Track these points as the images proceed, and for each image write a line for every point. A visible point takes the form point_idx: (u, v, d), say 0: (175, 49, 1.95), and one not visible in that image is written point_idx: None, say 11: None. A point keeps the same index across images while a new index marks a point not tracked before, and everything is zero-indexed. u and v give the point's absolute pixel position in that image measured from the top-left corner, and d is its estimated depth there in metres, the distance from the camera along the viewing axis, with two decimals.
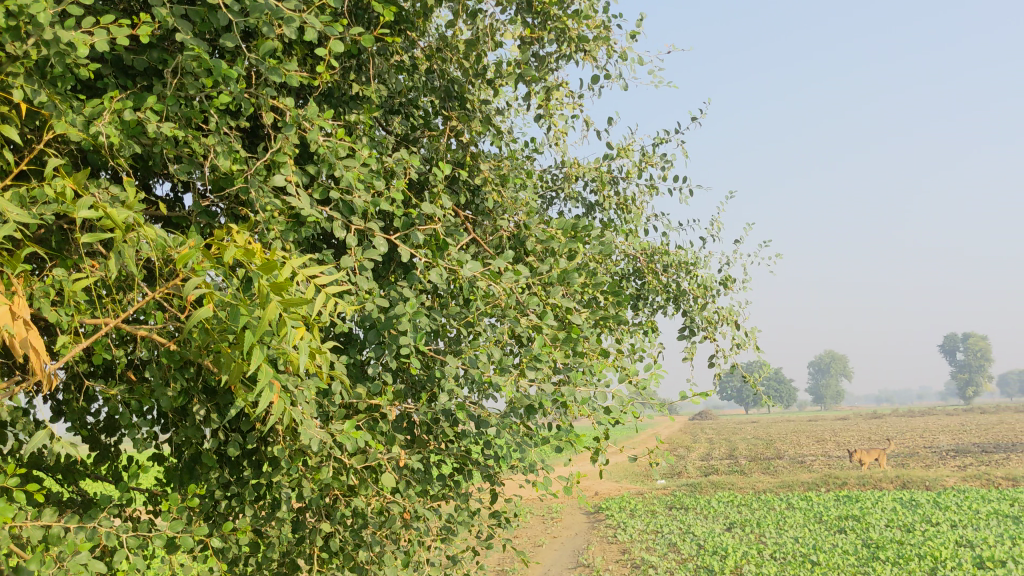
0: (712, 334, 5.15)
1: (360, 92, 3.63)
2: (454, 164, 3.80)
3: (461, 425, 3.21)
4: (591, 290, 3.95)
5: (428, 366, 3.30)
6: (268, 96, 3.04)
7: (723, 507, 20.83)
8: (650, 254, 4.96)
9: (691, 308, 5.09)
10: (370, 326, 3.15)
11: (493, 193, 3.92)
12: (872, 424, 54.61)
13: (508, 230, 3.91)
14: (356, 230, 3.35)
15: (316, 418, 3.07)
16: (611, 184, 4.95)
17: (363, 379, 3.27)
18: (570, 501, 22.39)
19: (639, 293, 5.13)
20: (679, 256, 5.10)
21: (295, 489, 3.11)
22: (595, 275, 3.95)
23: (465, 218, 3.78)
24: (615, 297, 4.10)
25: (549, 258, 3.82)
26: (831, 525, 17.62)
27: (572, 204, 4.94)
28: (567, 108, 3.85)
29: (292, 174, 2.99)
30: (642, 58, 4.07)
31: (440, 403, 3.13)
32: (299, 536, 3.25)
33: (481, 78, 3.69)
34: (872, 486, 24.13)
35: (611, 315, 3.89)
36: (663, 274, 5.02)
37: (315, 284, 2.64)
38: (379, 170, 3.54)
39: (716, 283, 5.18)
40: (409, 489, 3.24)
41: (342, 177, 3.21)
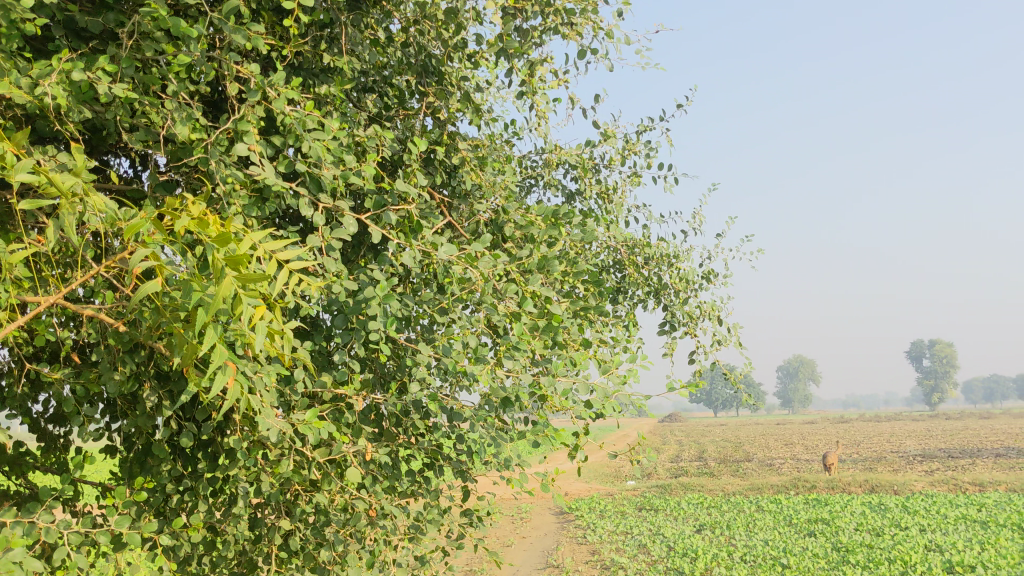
0: (695, 330, 4.97)
1: (332, 64, 3.42)
2: (430, 143, 3.60)
3: (432, 417, 3.02)
4: (572, 279, 3.76)
5: (398, 354, 3.10)
6: (232, 60, 2.83)
7: (693, 509, 20.75)
8: (631, 245, 4.78)
9: (673, 302, 4.92)
10: (337, 310, 2.95)
11: (471, 175, 3.72)
12: (840, 428, 54.91)
13: (485, 214, 3.71)
14: (324, 209, 3.15)
15: (277, 408, 2.87)
16: (592, 172, 4.77)
17: (329, 367, 3.06)
18: (540, 501, 22.23)
19: (620, 286, 4.95)
20: (662, 249, 4.92)
21: (253, 483, 2.90)
22: (576, 264, 3.76)
23: (441, 201, 3.58)
24: (596, 288, 3.91)
25: (528, 244, 3.63)
26: (801, 528, 17.57)
27: (551, 193, 4.75)
28: (550, 86, 3.66)
29: (255, 144, 2.79)
30: (629, 37, 3.90)
31: (411, 393, 2.93)
32: (257, 535, 3.03)
33: (459, 51, 3.50)
34: (841, 490, 24.14)
35: (594, 306, 3.70)
36: (645, 267, 4.84)
37: (277, 260, 2.45)
38: (350, 146, 3.34)
39: (699, 277, 5.01)
40: (376, 486, 3.03)
41: (310, 150, 3.00)
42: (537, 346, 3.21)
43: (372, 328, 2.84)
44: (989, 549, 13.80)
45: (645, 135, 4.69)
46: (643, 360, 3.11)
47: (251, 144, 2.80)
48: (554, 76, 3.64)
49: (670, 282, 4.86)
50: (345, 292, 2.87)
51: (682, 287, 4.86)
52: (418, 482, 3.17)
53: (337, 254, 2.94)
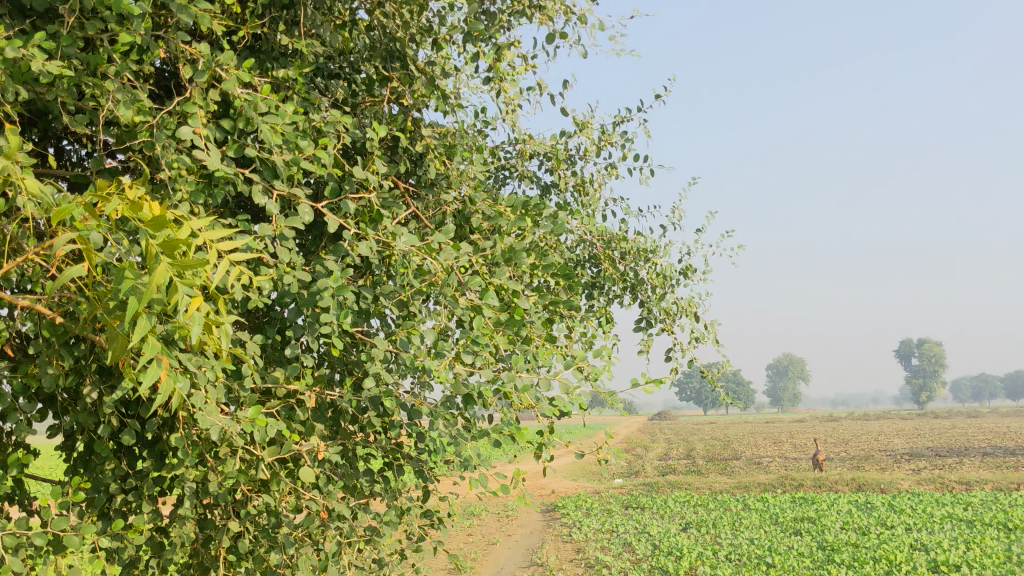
0: (671, 327, 4.86)
1: (291, 47, 3.29)
2: (394, 131, 3.47)
3: (389, 415, 2.89)
4: (541, 272, 3.65)
5: (354, 350, 2.98)
6: (179, 39, 2.69)
7: (679, 507, 20.67)
8: (607, 239, 4.66)
9: (649, 298, 4.80)
10: (289, 302, 2.82)
11: (437, 165, 3.60)
12: (828, 427, 54.96)
13: (452, 205, 3.59)
14: (279, 197, 3.02)
15: (225, 404, 2.74)
16: (567, 164, 4.64)
17: (282, 362, 2.93)
18: (526, 498, 22.12)
19: (595, 281, 4.83)
20: (638, 243, 4.81)
21: (200, 483, 2.77)
22: (545, 257, 3.64)
23: (405, 191, 3.47)
24: (567, 282, 3.80)
25: (495, 236, 3.51)
26: (786, 527, 17.50)
27: (525, 185, 4.63)
28: (519, 72, 3.53)
29: (202, 127, 2.65)
30: (603, 24, 3.77)
31: (367, 390, 2.81)
32: (206, 536, 2.91)
33: (424, 35, 3.37)
34: (828, 488, 24.10)
35: (563, 301, 3.58)
36: (620, 262, 4.73)
37: (220, 248, 2.32)
38: (308, 132, 3.20)
39: (676, 272, 4.90)
40: (330, 486, 2.91)
41: (263, 134, 2.87)
42: (501, 341, 3.09)
43: (326, 321, 2.72)
44: (974, 549, 13.74)
45: (622, 126, 4.57)
46: (609, 357, 2.99)
47: (198, 127, 2.66)
48: (524, 62, 3.51)
49: (646, 277, 4.74)
50: (297, 283, 2.74)
51: (659, 282, 4.74)
52: (375, 482, 3.05)
53: (290, 243, 2.81)
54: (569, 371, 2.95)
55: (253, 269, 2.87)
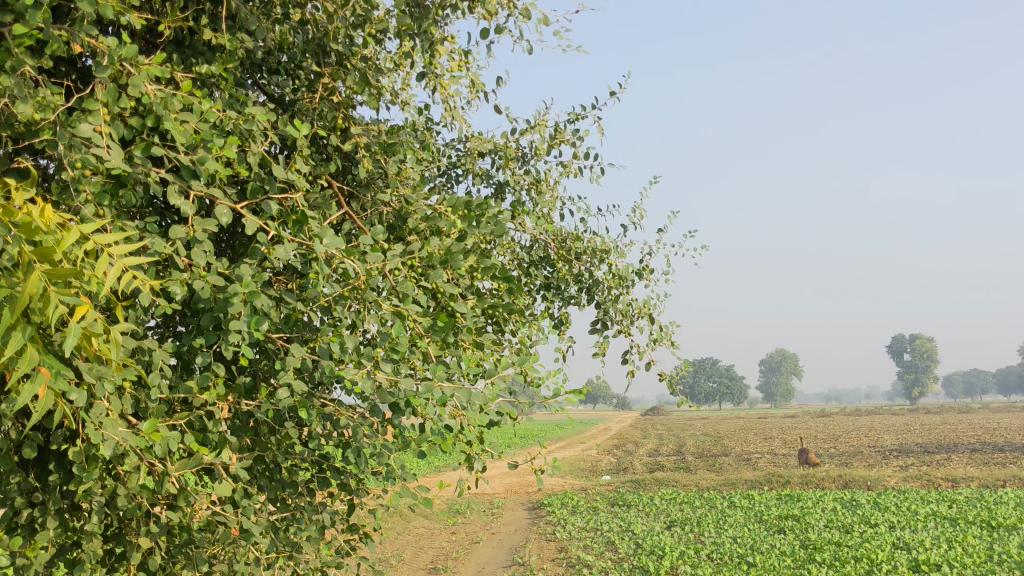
0: (627, 328, 4.75)
1: (214, 40, 3.17)
2: (326, 129, 3.34)
3: (307, 427, 2.77)
4: (480, 275, 3.52)
5: (274, 357, 2.86)
6: (81, 33, 2.57)
7: (665, 504, 20.59)
8: (560, 239, 4.54)
9: (604, 299, 4.68)
10: (200, 308, 2.70)
11: (372, 163, 3.47)
12: (819, 423, 54.97)
13: (387, 205, 3.47)
14: (196, 198, 2.89)
15: (132, 416, 2.62)
16: (520, 162, 4.51)
17: (198, 370, 2.81)
18: (511, 496, 22.01)
19: (549, 281, 4.71)
20: (594, 243, 4.68)
21: (106, 498, 2.65)
22: (484, 259, 3.52)
23: (338, 190, 3.35)
24: (509, 284, 3.67)
25: (430, 238, 3.38)
26: (770, 525, 17.42)
27: (477, 183, 4.50)
28: (456, 68, 3.40)
29: (103, 125, 2.52)
30: (547, 17, 3.64)
31: (281, 401, 2.69)
32: (117, 552, 2.79)
33: (354, 29, 3.24)
34: (814, 485, 24.04)
35: (502, 304, 3.46)
36: (575, 262, 4.61)
37: (110, 254, 2.20)
38: (231, 129, 3.08)
39: (633, 273, 4.77)
40: (247, 500, 2.80)
41: (175, 133, 2.74)
42: (431, 348, 2.97)
43: (237, 328, 2.60)
44: (956, 548, 13.67)
45: (575, 122, 4.44)
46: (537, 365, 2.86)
47: (100, 124, 2.54)
48: (461, 56, 3.38)
49: (602, 278, 4.62)
50: (207, 287, 2.62)
51: (615, 283, 4.62)
52: (298, 495, 2.94)
53: (202, 245, 2.69)
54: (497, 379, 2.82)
55: (164, 273, 2.75)
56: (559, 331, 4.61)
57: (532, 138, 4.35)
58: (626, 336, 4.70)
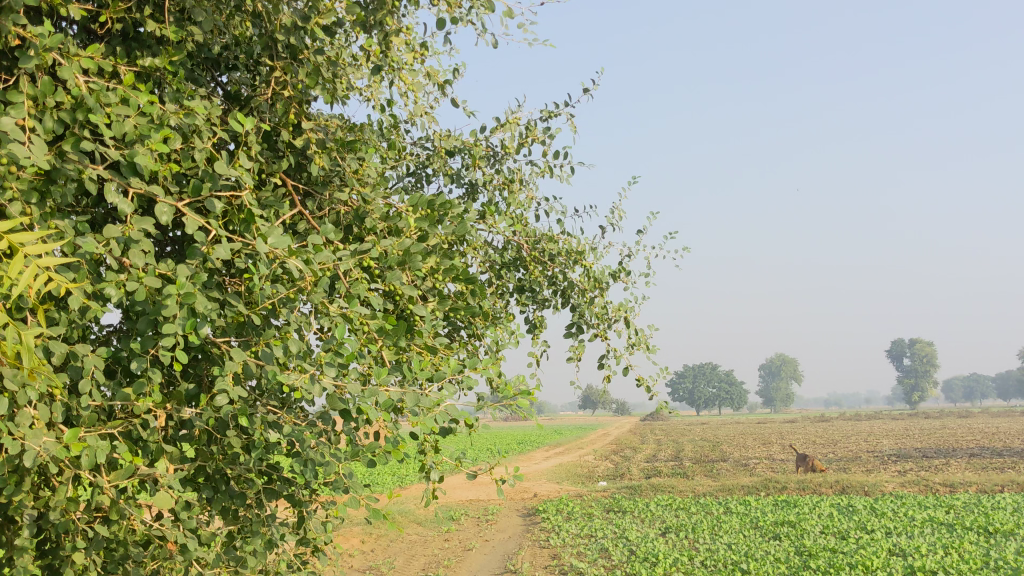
0: (604, 332, 4.60)
1: (158, 32, 3.06)
2: (279, 125, 3.22)
3: (251, 435, 2.65)
4: (441, 276, 3.39)
5: (216, 363, 2.73)
6: (5, 22, 2.46)
7: (661, 511, 20.45)
8: (533, 240, 4.42)
9: (580, 302, 4.54)
10: (138, 312, 2.57)
11: (328, 161, 3.35)
12: (817, 428, 54.79)
13: (344, 204, 3.34)
14: (137, 196, 2.77)
15: (62, 424, 2.49)
16: (490, 161, 4.39)
17: (136, 377, 2.68)
18: (506, 503, 21.85)
19: (523, 284, 4.58)
20: (568, 245, 4.56)
21: (35, 511, 2.52)
22: (446, 259, 3.38)
23: (292, 190, 3.23)
24: (474, 287, 3.54)
25: (388, 238, 3.26)
26: (765, 532, 17.25)
27: (446, 183, 4.38)
28: (415, 62, 3.28)
29: (28, 118, 2.41)
30: (511, 10, 3.52)
31: (221, 408, 2.56)
32: (50, 567, 2.66)
33: (306, 22, 3.12)
34: (812, 491, 23.87)
35: (464, 307, 3.33)
36: (548, 264, 4.48)
37: (27, 253, 2.08)
38: (176, 126, 2.96)
39: (610, 275, 4.65)
40: (185, 514, 2.66)
41: (112, 128, 2.63)
42: (383, 352, 2.84)
43: (171, 331, 2.47)
44: (953, 555, 13.51)
45: (546, 120, 4.33)
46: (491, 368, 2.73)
47: (24, 117, 2.43)
48: (418, 49, 3.27)
49: (576, 280, 4.49)
50: (140, 289, 2.50)
51: (590, 285, 4.49)
52: (244, 506, 2.81)
53: (136, 244, 2.57)
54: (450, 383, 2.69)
55: (99, 274, 2.63)
56: (533, 335, 4.48)
57: (501, 136, 4.24)
58: (603, 340, 4.58)
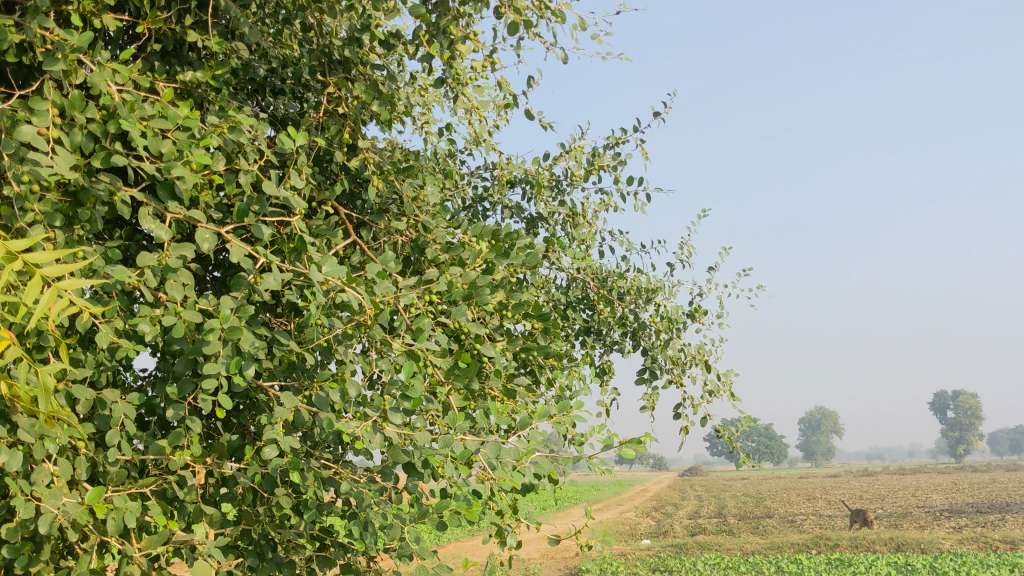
0: (679, 378, 4.20)
1: (200, 44, 2.78)
2: (331, 147, 2.91)
3: (303, 493, 2.28)
4: (510, 314, 3.03)
5: (262, 410, 2.37)
6: (29, 21, 2.18)
7: (710, 570, 19.72)
8: (601, 276, 4.06)
9: (652, 345, 4.15)
10: (176, 351, 2.24)
11: (384, 185, 3.03)
12: (864, 483, 53.38)
13: (402, 234, 3.01)
14: (175, 222, 2.46)
15: (86, 481, 2.14)
16: (553, 192, 4.06)
17: (172, 427, 2.34)
18: (548, 563, 21.18)
19: (589, 325, 4.21)
20: (638, 282, 4.20)
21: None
22: (515, 293, 3.02)
23: (345, 217, 2.91)
24: (545, 325, 3.17)
25: (452, 270, 2.91)
26: None
27: (507, 216, 4.05)
28: (481, 75, 2.97)
29: (52, 126, 2.11)
30: (584, 21, 3.21)
31: (269, 462, 2.20)
32: None
33: (363, 31, 2.83)
34: (865, 549, 22.98)
35: (537, 347, 2.97)
36: (617, 302, 4.11)
37: (47, 276, 1.74)
38: (219, 145, 2.66)
39: (684, 315, 4.27)
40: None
41: (147, 143, 2.33)
42: (454, 395, 2.48)
43: (213, 371, 2.13)
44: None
45: (615, 147, 4.00)
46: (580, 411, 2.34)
47: (47, 127, 2.13)
48: (485, 60, 2.95)
49: (649, 321, 4.11)
50: (178, 323, 2.16)
51: (664, 326, 4.11)
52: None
53: (174, 274, 2.24)
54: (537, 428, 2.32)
55: (132, 309, 2.31)
56: (601, 381, 4.10)
57: (567, 164, 3.91)
58: (678, 386, 4.18)
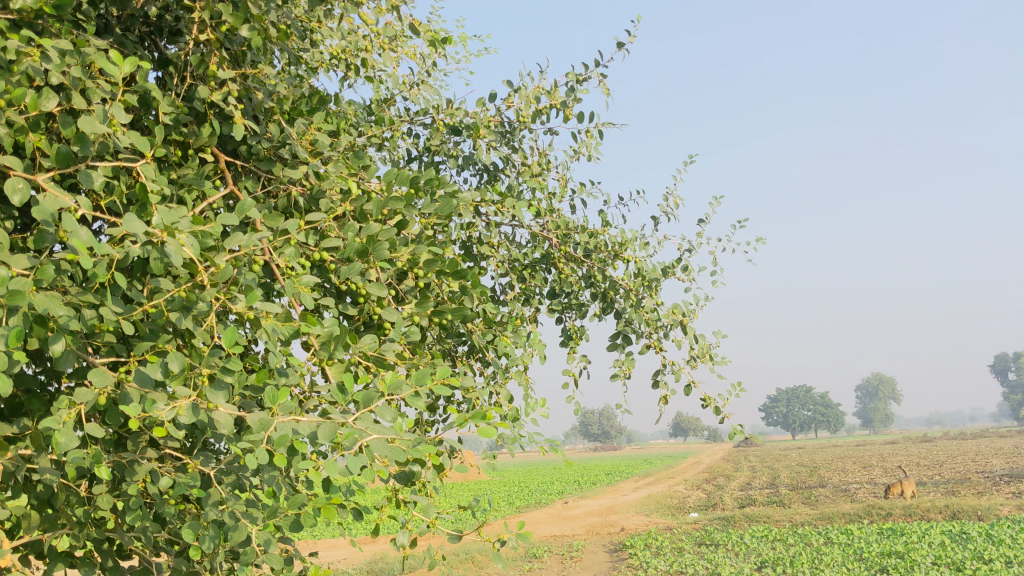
0: (656, 343, 3.74)
1: None
2: (203, 84, 2.48)
3: (130, 492, 1.88)
4: (425, 274, 2.59)
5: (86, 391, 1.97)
6: None
7: (756, 542, 19.24)
8: (564, 231, 3.61)
9: (625, 306, 3.70)
10: None
11: (272, 127, 2.59)
12: (920, 448, 52.25)
13: (295, 183, 2.59)
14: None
15: None
16: (506, 137, 3.60)
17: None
18: (591, 538, 20.80)
19: (554, 285, 3.76)
20: (608, 237, 3.74)
21: None
22: (429, 250, 2.58)
23: (223, 167, 2.50)
24: (472, 284, 2.73)
25: (347, 223, 2.48)
26: (870, 563, 15.90)
27: (454, 167, 3.61)
28: None
29: None
30: None
31: (77, 457, 1.80)
32: None
33: None
34: (918, 516, 22.30)
35: (453, 308, 2.53)
36: (583, 260, 3.66)
37: None
38: (53, 83, 2.24)
39: (662, 273, 3.81)
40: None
41: None
42: (323, 368, 2.06)
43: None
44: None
45: (574, 84, 3.51)
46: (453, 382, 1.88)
47: None
48: None
49: (619, 280, 3.64)
50: None
51: (637, 285, 3.65)
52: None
53: None
54: (413, 398, 1.83)
55: None
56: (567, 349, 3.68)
57: (516, 105, 3.43)
58: (657, 352, 3.74)
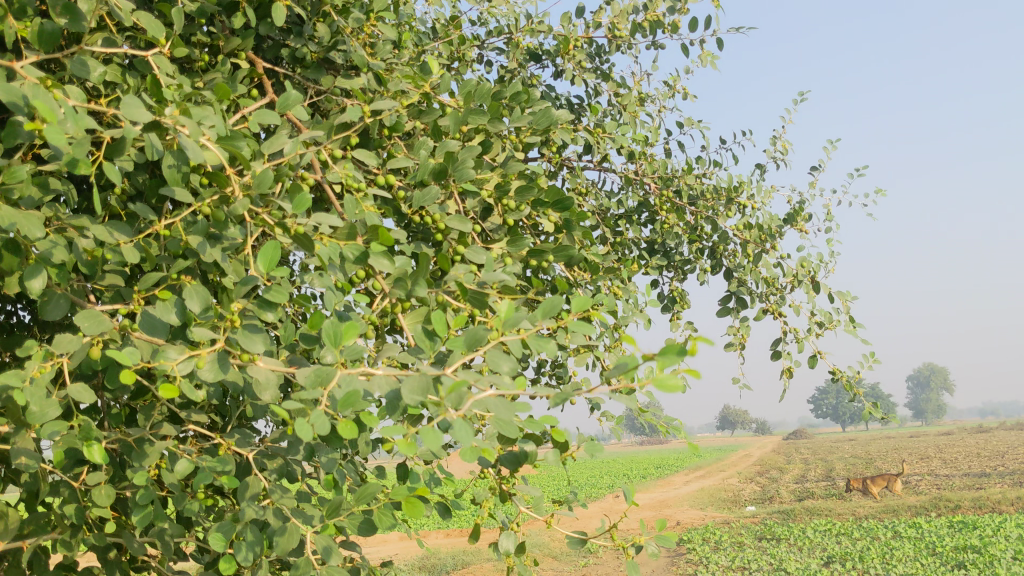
0: (775, 305, 3.15)
1: None
2: None
3: (138, 478, 1.36)
4: (516, 207, 2.04)
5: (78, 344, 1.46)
6: None
7: (820, 536, 18.47)
8: (662, 173, 3.06)
9: (737, 261, 3.11)
10: None
11: (320, 25, 2.08)
12: (982, 439, 50.77)
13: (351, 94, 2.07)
14: None
15: None
16: (592, 62, 3.05)
17: None
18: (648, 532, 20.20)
19: (651, 239, 3.20)
20: (716, 181, 3.17)
21: None
22: (519, 176, 2.02)
23: (262, 72, 2.01)
24: (574, 221, 2.18)
25: (418, 138, 1.94)
26: (946, 558, 15.10)
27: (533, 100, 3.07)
28: None
29: None
30: None
31: (57, 430, 1.28)
32: None
33: None
34: (989, 509, 21.34)
35: (556, 247, 1.98)
36: (685, 209, 3.09)
37: None
38: None
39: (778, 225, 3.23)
40: None
41: None
42: (396, 314, 1.53)
43: None
44: None
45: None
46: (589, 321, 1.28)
47: None
48: None
49: (731, 231, 3.07)
50: None
51: (753, 237, 3.07)
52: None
53: None
54: (539, 339, 1.19)
55: None
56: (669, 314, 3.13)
57: (606, 20, 2.87)
58: (775, 317, 3.15)
